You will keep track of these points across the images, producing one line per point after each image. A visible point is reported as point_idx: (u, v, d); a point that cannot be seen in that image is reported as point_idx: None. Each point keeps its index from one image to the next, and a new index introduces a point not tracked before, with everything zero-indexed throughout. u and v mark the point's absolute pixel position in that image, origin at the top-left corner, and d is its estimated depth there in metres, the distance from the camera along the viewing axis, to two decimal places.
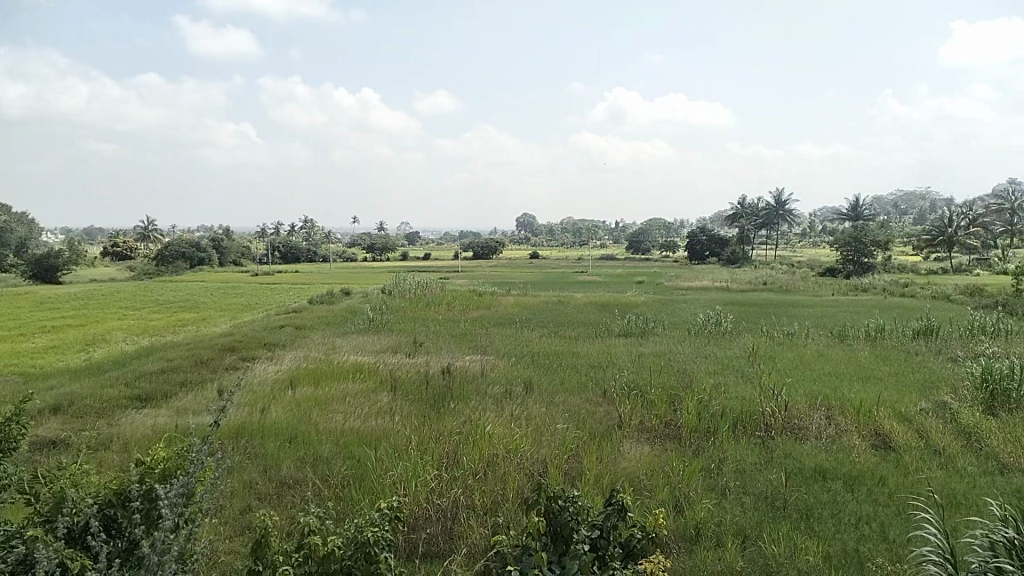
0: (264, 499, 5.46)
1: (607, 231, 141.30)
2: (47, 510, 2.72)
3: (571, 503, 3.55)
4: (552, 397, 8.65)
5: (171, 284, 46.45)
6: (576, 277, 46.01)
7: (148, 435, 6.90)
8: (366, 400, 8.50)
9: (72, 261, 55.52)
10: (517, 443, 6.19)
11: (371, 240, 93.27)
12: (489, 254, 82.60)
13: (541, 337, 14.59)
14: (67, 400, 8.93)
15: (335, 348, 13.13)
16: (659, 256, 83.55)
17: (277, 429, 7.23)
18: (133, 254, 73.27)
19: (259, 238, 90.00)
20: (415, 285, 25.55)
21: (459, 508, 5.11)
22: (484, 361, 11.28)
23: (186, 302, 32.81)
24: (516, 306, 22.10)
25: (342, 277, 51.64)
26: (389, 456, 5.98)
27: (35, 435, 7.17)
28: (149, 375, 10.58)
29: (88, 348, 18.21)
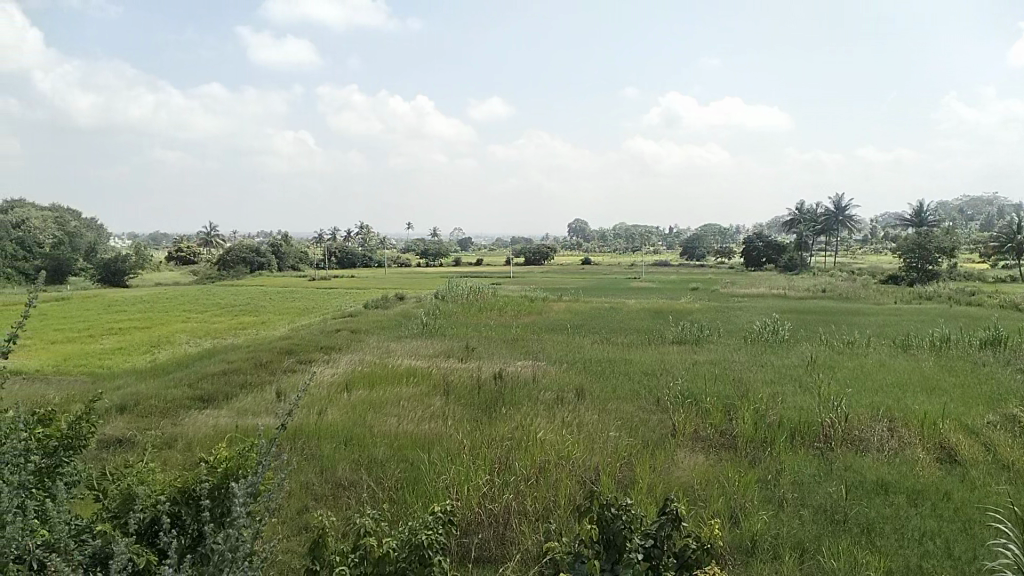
0: (320, 500, 5.56)
1: (661, 237, 140.18)
2: (116, 507, 2.85)
3: (624, 512, 3.51)
4: (603, 404, 8.61)
5: (232, 288, 47.48)
6: (629, 283, 45.79)
7: (210, 435, 7.08)
8: (420, 404, 8.60)
9: (138, 266, 57.51)
10: (569, 450, 6.18)
11: (425, 245, 94.33)
12: (541, 259, 82.70)
13: (594, 343, 14.54)
14: (133, 400, 9.27)
15: (390, 351, 13.34)
16: (714, 262, 82.52)
17: (332, 431, 7.36)
18: (196, 259, 75.59)
19: (317, 243, 91.98)
20: (468, 290, 25.71)
21: (511, 513, 5.10)
22: (536, 366, 11.32)
23: (246, 306, 33.72)
24: (568, 312, 22.11)
25: (396, 282, 52.27)
26: (441, 460, 6.02)
27: (102, 433, 7.44)
28: (211, 377, 10.88)
29: (153, 350, 18.86)
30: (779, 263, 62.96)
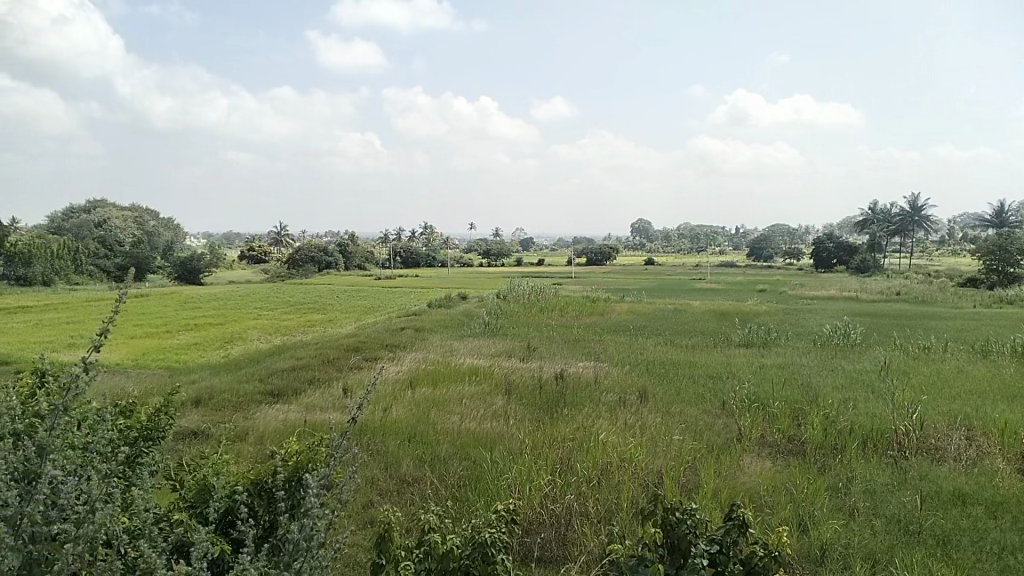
0: (385, 496, 5.65)
1: (727, 238, 137.67)
2: (192, 497, 2.97)
3: (689, 516, 3.45)
4: (668, 407, 8.50)
5: (301, 287, 48.56)
6: (694, 284, 45.15)
7: (279, 429, 7.28)
8: (482, 402, 8.66)
9: (212, 264, 59.45)
10: (632, 452, 6.12)
11: (487, 244, 94.81)
12: (604, 258, 82.21)
13: (656, 345, 14.38)
14: (208, 393, 9.61)
15: (452, 350, 13.47)
16: (783, 263, 80.53)
17: (398, 427, 7.48)
18: (267, 257, 77.80)
19: (382, 244, 93.60)
20: (530, 290, 25.73)
21: (573, 515, 5.08)
22: (597, 367, 11.27)
23: (314, 303, 34.52)
24: (631, 313, 21.91)
25: (459, 282, 52.70)
26: (504, 459, 6.05)
27: (179, 426, 7.73)
28: (281, 373, 11.18)
29: (226, 345, 19.48)
30: (851, 264, 60.95)
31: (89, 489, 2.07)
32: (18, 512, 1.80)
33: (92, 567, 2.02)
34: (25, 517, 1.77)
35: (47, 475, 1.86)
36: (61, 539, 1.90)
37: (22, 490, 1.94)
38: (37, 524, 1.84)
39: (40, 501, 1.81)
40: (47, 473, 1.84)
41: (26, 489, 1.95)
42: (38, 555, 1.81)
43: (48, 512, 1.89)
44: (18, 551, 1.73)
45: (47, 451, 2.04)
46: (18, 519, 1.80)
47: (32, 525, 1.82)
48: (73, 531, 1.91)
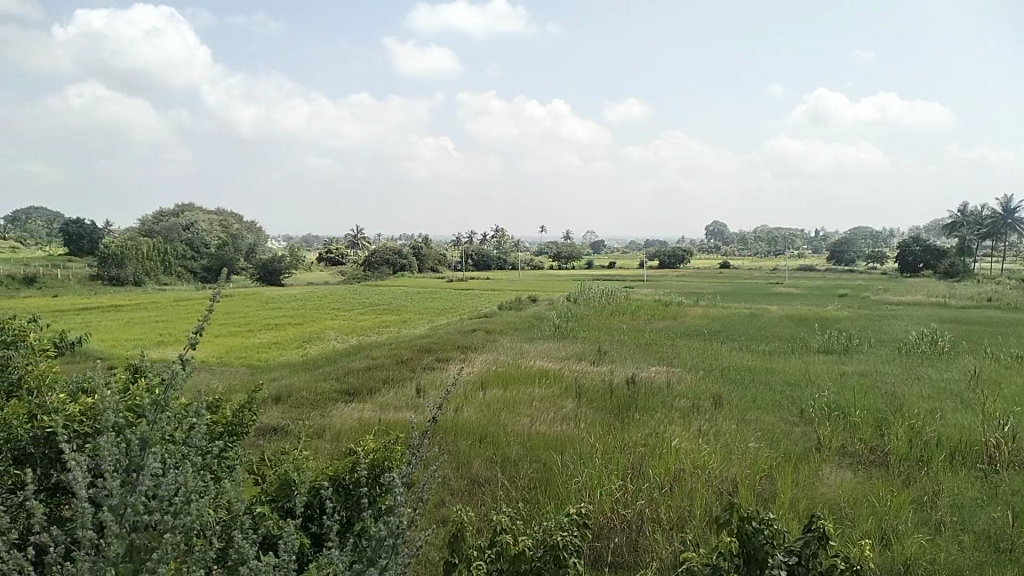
0: (457, 495, 5.71)
1: (806, 241, 133.78)
2: (275, 491, 3.11)
3: (766, 527, 3.37)
4: (743, 414, 8.32)
5: (376, 288, 49.72)
6: (772, 289, 44.00)
7: (355, 427, 7.46)
8: (552, 405, 8.66)
9: (292, 266, 61.22)
10: (706, 459, 6.03)
11: (559, 248, 94.70)
12: (677, 261, 80.99)
13: (731, 350, 14.08)
14: (287, 391, 9.92)
15: (523, 352, 13.52)
16: (865, 266, 77.66)
17: (470, 428, 7.57)
18: (344, 260, 79.64)
19: (455, 247, 94.70)
20: (601, 293, 25.52)
21: (644, 521, 5.02)
22: (670, 372, 11.10)
23: (388, 305, 35.18)
24: (705, 317, 21.51)
25: (530, 284, 52.74)
26: (574, 463, 6.03)
27: (260, 422, 8.00)
28: (356, 372, 11.43)
29: (304, 344, 20.04)
30: (939, 269, 58.27)
31: (187, 482, 2.16)
32: (122, 503, 1.87)
33: (188, 556, 2.11)
34: (129, 507, 1.85)
35: (149, 465, 1.93)
36: (161, 528, 1.98)
37: (125, 480, 2.02)
38: (139, 515, 1.91)
39: (142, 494, 1.88)
40: (151, 465, 1.92)
41: (131, 480, 2.04)
42: (141, 542, 1.89)
43: (148, 503, 1.97)
44: (123, 537, 1.81)
45: (148, 445, 2.13)
46: (122, 509, 1.88)
47: (136, 515, 1.90)
48: (172, 522, 1.99)
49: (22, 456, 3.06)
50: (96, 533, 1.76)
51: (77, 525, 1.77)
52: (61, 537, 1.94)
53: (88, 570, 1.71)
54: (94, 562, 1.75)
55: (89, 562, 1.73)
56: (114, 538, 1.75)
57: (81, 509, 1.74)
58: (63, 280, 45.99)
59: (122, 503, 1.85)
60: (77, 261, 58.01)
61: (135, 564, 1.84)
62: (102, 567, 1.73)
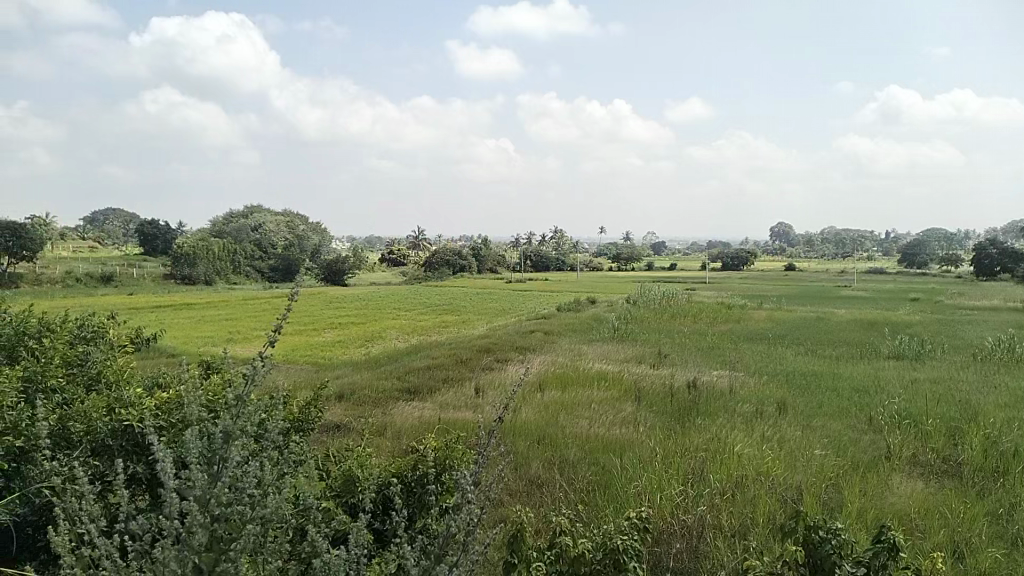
0: (516, 496, 5.72)
1: (875, 242, 129.65)
2: (339, 488, 3.22)
3: (833, 536, 3.30)
4: (809, 420, 8.11)
5: (437, 288, 50.39)
6: (840, 292, 42.75)
7: (415, 425, 7.55)
8: (611, 408, 8.60)
9: (355, 266, 62.31)
10: (769, 466, 5.92)
11: (619, 249, 94.03)
12: (740, 263, 79.51)
13: (797, 355, 13.75)
14: (350, 389, 10.12)
15: (582, 354, 13.49)
16: (939, 269, 74.81)
17: (528, 429, 7.59)
18: (405, 260, 80.71)
19: (515, 249, 95.00)
20: (662, 295, 25.24)
21: (706, 526, 4.93)
22: (732, 376, 10.91)
23: (449, 305, 35.52)
24: (769, 320, 21.07)
25: (590, 286, 52.46)
26: (633, 466, 5.99)
27: (323, 418, 8.18)
28: (416, 371, 11.60)
29: (366, 343, 20.40)
30: (1018, 273, 55.72)
31: (265, 475, 2.22)
32: (204, 494, 1.95)
33: (264, 546, 2.17)
34: (212, 498, 1.92)
35: (232, 459, 2.00)
36: (241, 519, 2.04)
37: (208, 472, 2.10)
38: (220, 507, 1.98)
39: (225, 486, 1.94)
40: (233, 457, 1.98)
41: (214, 472, 2.11)
42: (223, 532, 1.96)
43: (228, 494, 2.04)
44: (206, 527, 1.87)
45: (229, 437, 2.21)
46: (206, 499, 1.94)
47: (218, 506, 1.96)
48: (252, 513, 2.05)
49: (101, 448, 3.22)
50: (183, 521, 1.82)
51: (167, 514, 1.83)
52: (148, 526, 2.01)
53: (173, 559, 1.78)
54: (179, 549, 1.81)
55: (174, 550, 1.80)
56: (198, 528, 1.81)
57: (170, 498, 1.81)
58: (138, 279, 47.80)
59: (205, 493, 1.92)
60: (151, 260, 60.28)
61: (216, 554, 1.90)
62: (187, 555, 1.80)
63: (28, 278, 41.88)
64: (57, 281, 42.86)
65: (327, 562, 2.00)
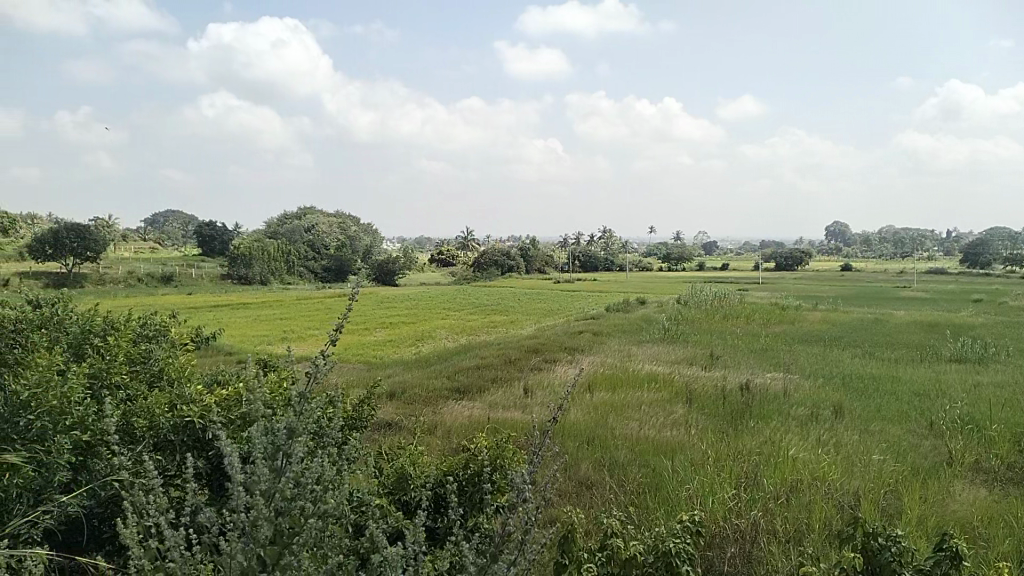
0: (567, 497, 5.71)
1: (936, 242, 125.64)
2: (392, 485, 3.27)
3: (894, 544, 3.21)
4: (866, 425, 7.90)
5: (486, 288, 50.66)
6: (900, 292, 41.55)
7: (465, 425, 7.60)
8: (661, 410, 8.52)
9: (405, 267, 62.91)
10: (826, 471, 5.80)
11: (669, 250, 93.07)
12: (794, 263, 77.92)
13: (854, 357, 13.41)
14: (401, 388, 10.24)
15: (632, 355, 13.39)
16: (1005, 269, 72.15)
17: (578, 430, 7.56)
18: (455, 261, 81.23)
19: (564, 248, 94.75)
20: (713, 296, 24.88)
21: (759, 531, 4.85)
22: (787, 379, 10.70)
23: (498, 305, 35.63)
24: (825, 322, 20.59)
25: (640, 286, 51.99)
26: (685, 469, 5.92)
27: (375, 417, 8.28)
28: (466, 370, 11.66)
29: (416, 343, 20.59)
30: None
31: (326, 472, 2.26)
32: (269, 488, 2.00)
33: (324, 542, 2.21)
34: (277, 492, 1.97)
35: (297, 455, 2.03)
36: (303, 514, 2.09)
37: (272, 467, 2.15)
38: (283, 501, 2.03)
39: (290, 481, 1.98)
40: (298, 453, 2.02)
41: (278, 467, 2.16)
42: (286, 526, 1.99)
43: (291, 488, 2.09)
44: (271, 520, 1.91)
45: (292, 433, 2.26)
46: (271, 493, 1.98)
47: (282, 500, 2.00)
48: (313, 508, 2.09)
49: (165, 442, 3.32)
50: (249, 515, 1.86)
51: (235, 507, 1.87)
52: (215, 519, 2.06)
53: (241, 550, 1.82)
54: (245, 542, 1.85)
55: (241, 542, 1.84)
56: (264, 521, 1.85)
57: (238, 492, 1.85)
58: (196, 279, 49.07)
59: (270, 487, 1.95)
60: (209, 261, 61.85)
61: (280, 547, 1.94)
62: (253, 547, 1.84)
63: (93, 279, 43.38)
64: (120, 281, 44.29)
65: (388, 558, 2.02)
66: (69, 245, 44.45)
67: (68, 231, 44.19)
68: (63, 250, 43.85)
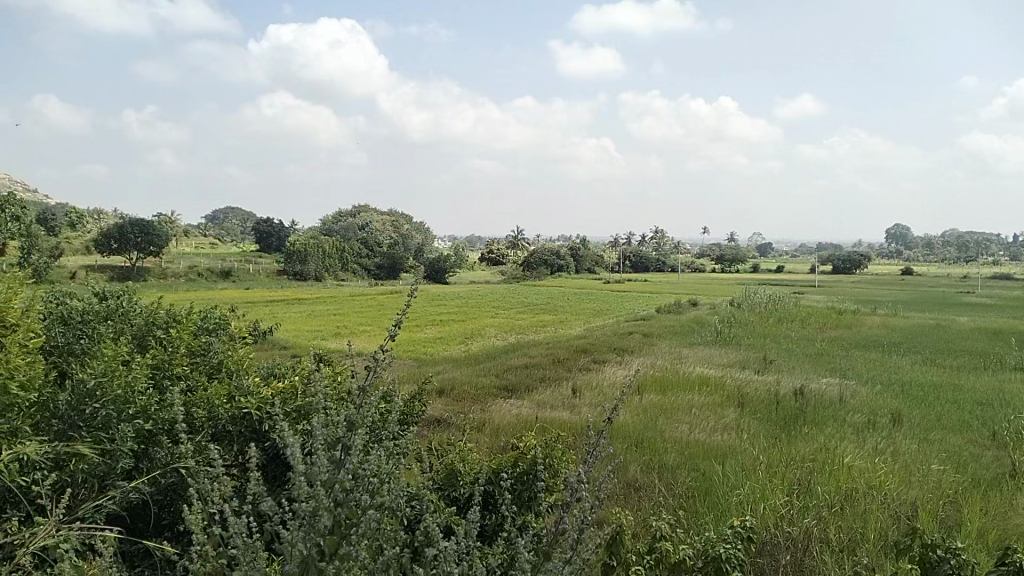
0: (615, 498, 5.68)
1: (1003, 246, 120.95)
2: (442, 480, 3.32)
3: (953, 556, 3.12)
4: (925, 434, 7.66)
5: (536, 288, 50.70)
6: (964, 298, 40.16)
7: (514, 423, 7.63)
8: (711, 413, 8.42)
9: (455, 265, 63.27)
10: (882, 480, 5.65)
11: (722, 250, 91.75)
12: (852, 266, 75.99)
13: (914, 364, 13.01)
14: (450, 385, 10.32)
15: (682, 357, 13.24)
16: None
17: (627, 432, 7.53)
18: (505, 259, 81.41)
19: (614, 247, 94.20)
20: (767, 299, 24.42)
21: (812, 540, 4.75)
22: (842, 385, 10.45)
23: (548, 305, 35.61)
24: (884, 327, 20.02)
25: (692, 288, 51.31)
26: (736, 474, 5.83)
27: (424, 413, 8.37)
28: (514, 369, 11.68)
29: (465, 340, 20.71)
30: None
31: (383, 465, 2.31)
32: (329, 480, 2.04)
33: (379, 533, 2.25)
34: (337, 483, 2.01)
35: (356, 448, 2.09)
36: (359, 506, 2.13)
37: (330, 459, 2.21)
38: (339, 491, 2.08)
39: (348, 474, 2.03)
40: (356, 447, 2.07)
41: (338, 458, 2.21)
42: (344, 517, 2.03)
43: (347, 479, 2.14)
44: (330, 510, 1.96)
45: (351, 426, 2.32)
46: (331, 485, 2.03)
47: (341, 493, 2.05)
48: (370, 502, 2.13)
49: (223, 432, 3.44)
50: (310, 504, 1.91)
51: (296, 495, 1.92)
52: (275, 507, 2.12)
53: (300, 537, 1.87)
54: (305, 529, 1.90)
55: (301, 530, 1.89)
56: (323, 511, 1.89)
57: (300, 483, 1.89)
58: (253, 275, 50.17)
59: (330, 478, 2.01)
60: (265, 257, 63.19)
61: (339, 537, 1.98)
62: (313, 534, 1.89)
63: (155, 272, 44.71)
64: (181, 275, 45.55)
65: (442, 552, 2.05)
66: (134, 240, 45.87)
67: (133, 225, 45.61)
68: (127, 245, 45.31)
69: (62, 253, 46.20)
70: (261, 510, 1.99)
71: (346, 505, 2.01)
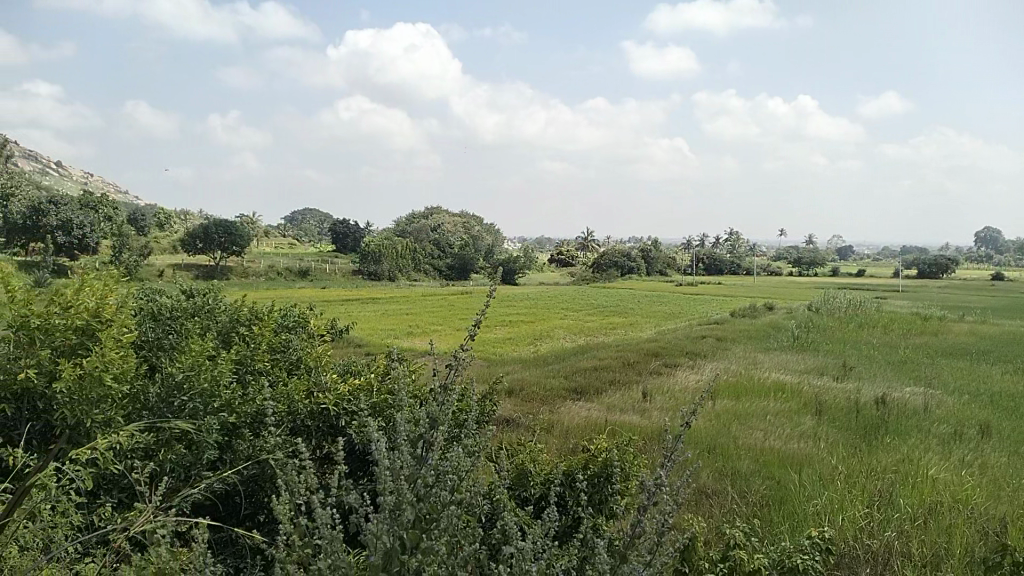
0: (686, 505, 5.59)
1: None
2: (513, 480, 3.37)
3: None
4: (1017, 447, 7.28)
5: (606, 290, 50.34)
6: None
7: (584, 425, 7.62)
8: (787, 421, 8.21)
9: (526, 266, 63.38)
10: (968, 494, 5.43)
11: (799, 254, 89.23)
12: (939, 270, 72.71)
13: (1005, 374, 12.36)
14: (519, 385, 10.36)
15: (757, 362, 12.94)
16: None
17: (699, 437, 7.41)
18: (575, 261, 81.09)
19: (687, 249, 92.72)
20: (847, 303, 23.60)
21: (893, 554, 4.58)
22: (926, 394, 10.02)
23: (618, 307, 35.31)
24: (972, 334, 19.08)
25: (767, 292, 50.00)
26: (812, 483, 5.68)
27: (495, 413, 8.43)
28: (584, 371, 11.64)
29: (535, 342, 20.76)
30: None
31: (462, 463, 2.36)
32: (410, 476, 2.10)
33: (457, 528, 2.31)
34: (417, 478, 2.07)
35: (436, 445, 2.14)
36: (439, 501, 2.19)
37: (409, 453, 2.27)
38: (418, 484, 2.13)
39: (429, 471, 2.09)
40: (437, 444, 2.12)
41: (416, 454, 2.27)
42: (425, 511, 2.09)
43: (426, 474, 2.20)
44: (412, 506, 2.01)
45: (432, 424, 2.38)
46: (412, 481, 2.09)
47: (422, 487, 2.11)
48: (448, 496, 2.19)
49: (302, 426, 3.56)
50: (394, 498, 1.97)
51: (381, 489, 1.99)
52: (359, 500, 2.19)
53: (383, 528, 1.93)
54: (389, 522, 1.96)
55: (384, 522, 1.95)
56: (406, 504, 1.94)
57: (384, 477, 1.96)
58: (329, 274, 51.46)
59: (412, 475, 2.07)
60: (340, 257, 64.72)
61: (422, 530, 2.04)
62: (397, 527, 1.95)
63: (237, 271, 46.32)
64: (260, 274, 47.09)
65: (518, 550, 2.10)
66: (217, 240, 47.67)
67: (216, 226, 47.39)
68: (212, 245, 47.13)
69: (151, 252, 48.38)
70: (345, 503, 2.04)
71: (426, 502, 2.06)
